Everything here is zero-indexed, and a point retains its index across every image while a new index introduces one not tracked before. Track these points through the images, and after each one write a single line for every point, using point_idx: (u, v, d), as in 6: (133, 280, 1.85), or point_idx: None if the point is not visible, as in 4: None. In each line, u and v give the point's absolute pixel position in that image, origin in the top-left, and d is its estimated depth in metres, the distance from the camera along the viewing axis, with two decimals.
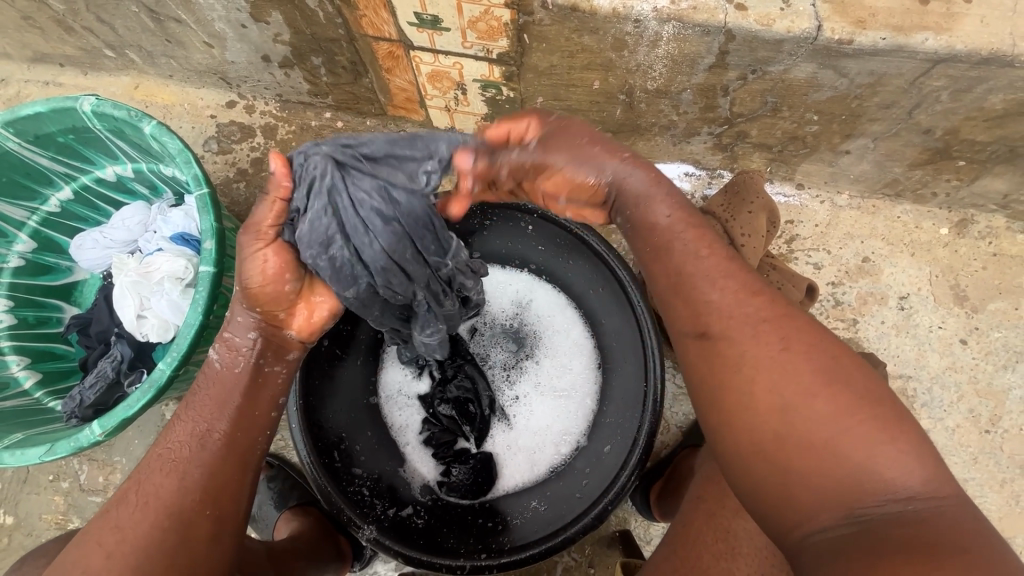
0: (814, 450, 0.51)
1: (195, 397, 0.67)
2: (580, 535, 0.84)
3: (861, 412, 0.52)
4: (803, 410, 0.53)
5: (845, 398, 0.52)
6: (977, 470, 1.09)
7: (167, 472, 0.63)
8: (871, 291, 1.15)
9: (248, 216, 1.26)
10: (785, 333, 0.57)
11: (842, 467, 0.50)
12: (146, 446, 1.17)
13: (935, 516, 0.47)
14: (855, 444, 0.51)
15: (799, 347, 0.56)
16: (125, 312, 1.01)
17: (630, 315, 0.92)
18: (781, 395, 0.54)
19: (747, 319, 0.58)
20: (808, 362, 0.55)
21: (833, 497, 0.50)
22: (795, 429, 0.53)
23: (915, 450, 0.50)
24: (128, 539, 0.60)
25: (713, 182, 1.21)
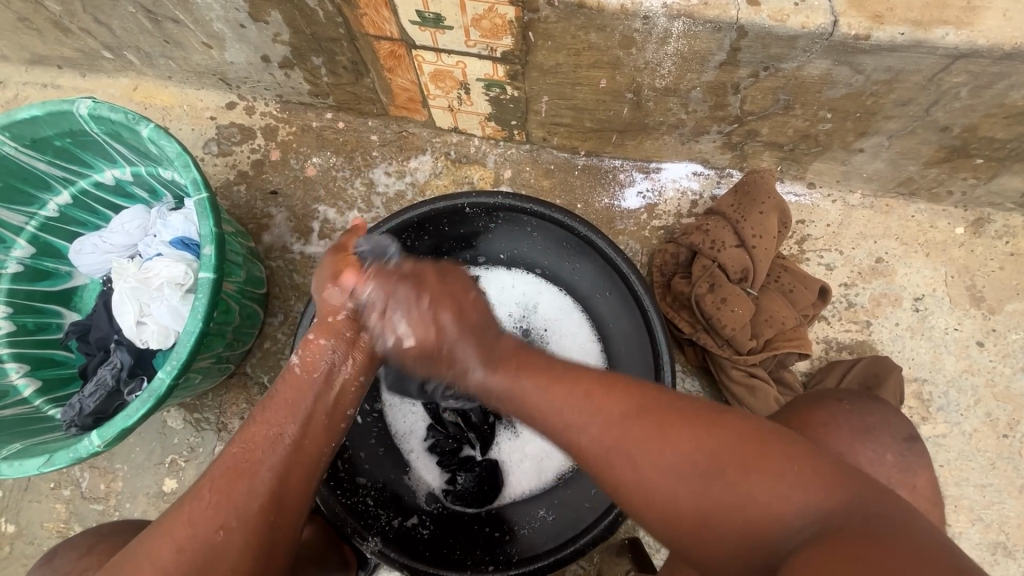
0: (709, 524, 0.51)
1: (279, 402, 0.67)
2: (590, 547, 0.82)
3: (717, 474, 0.51)
4: (676, 495, 0.53)
5: (697, 466, 0.52)
6: (994, 475, 1.06)
7: (242, 474, 0.61)
8: (884, 293, 1.12)
9: (249, 219, 1.24)
10: (624, 444, 0.56)
11: (741, 523, 0.50)
12: (147, 453, 1.16)
13: (840, 531, 0.45)
14: (732, 501, 0.50)
15: (639, 449, 0.55)
16: (125, 319, 1.00)
17: (639, 321, 0.90)
18: (657, 496, 0.54)
19: (597, 450, 0.57)
20: (660, 456, 0.54)
21: (751, 555, 0.49)
22: (683, 515, 0.52)
23: (782, 473, 0.49)
24: (196, 535, 0.58)
25: (722, 181, 1.18)
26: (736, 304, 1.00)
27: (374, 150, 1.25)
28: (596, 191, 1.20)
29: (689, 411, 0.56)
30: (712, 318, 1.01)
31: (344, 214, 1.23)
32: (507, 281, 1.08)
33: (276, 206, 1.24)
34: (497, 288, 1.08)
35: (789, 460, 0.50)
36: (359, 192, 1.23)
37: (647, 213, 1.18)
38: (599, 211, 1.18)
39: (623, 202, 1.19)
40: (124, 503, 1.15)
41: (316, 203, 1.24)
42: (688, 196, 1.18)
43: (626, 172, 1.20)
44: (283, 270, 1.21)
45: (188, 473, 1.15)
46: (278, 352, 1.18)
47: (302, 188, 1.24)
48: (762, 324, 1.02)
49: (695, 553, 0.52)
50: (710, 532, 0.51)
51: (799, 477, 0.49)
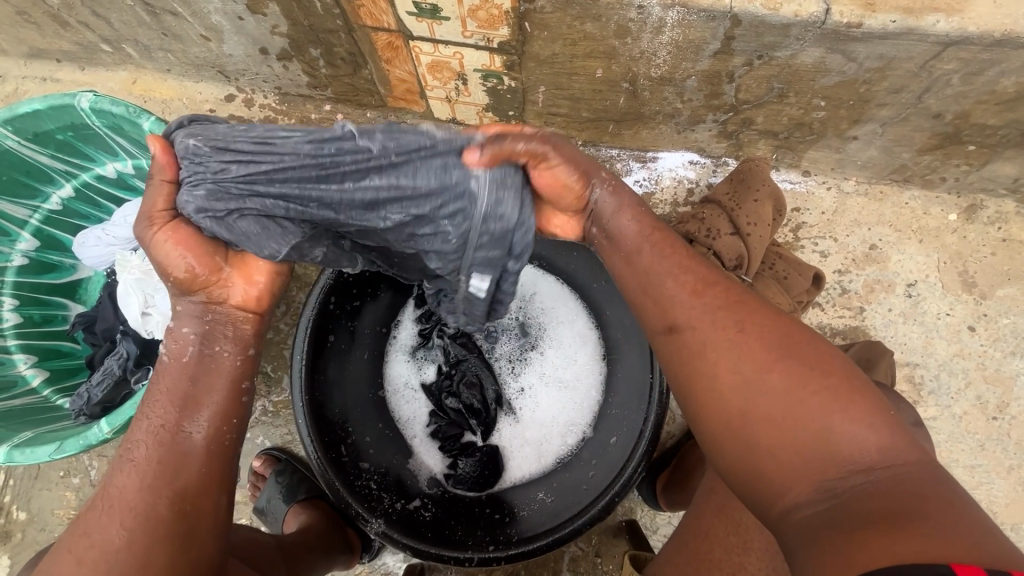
0: (779, 423, 0.53)
1: (154, 395, 0.64)
2: (586, 527, 0.84)
3: (815, 385, 0.53)
4: (764, 384, 0.55)
5: (798, 372, 0.54)
6: (983, 456, 1.08)
7: (127, 473, 0.60)
8: (878, 279, 1.14)
9: None
10: (738, 316, 0.59)
11: (816, 438, 0.51)
12: None
13: (906, 484, 0.48)
14: (817, 414, 0.52)
15: (752, 327, 0.58)
16: (130, 310, 1.01)
17: None
18: (744, 378, 0.56)
19: (708, 310, 0.61)
20: (766, 342, 0.57)
21: (805, 471, 0.51)
22: (759, 404, 0.54)
23: (873, 415, 0.51)
24: (98, 541, 0.58)
25: (718, 170, 1.19)
26: None
27: None
28: None
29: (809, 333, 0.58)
30: None
31: None
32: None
33: None
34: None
35: (884, 406, 0.53)
36: None
37: (644, 202, 1.19)
38: None
39: None
40: None
41: None
42: (684, 184, 1.20)
43: (622, 161, 1.21)
44: None
45: None
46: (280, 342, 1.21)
47: None
48: None
49: (747, 439, 0.55)
50: (783, 431, 0.53)
51: (888, 425, 0.51)
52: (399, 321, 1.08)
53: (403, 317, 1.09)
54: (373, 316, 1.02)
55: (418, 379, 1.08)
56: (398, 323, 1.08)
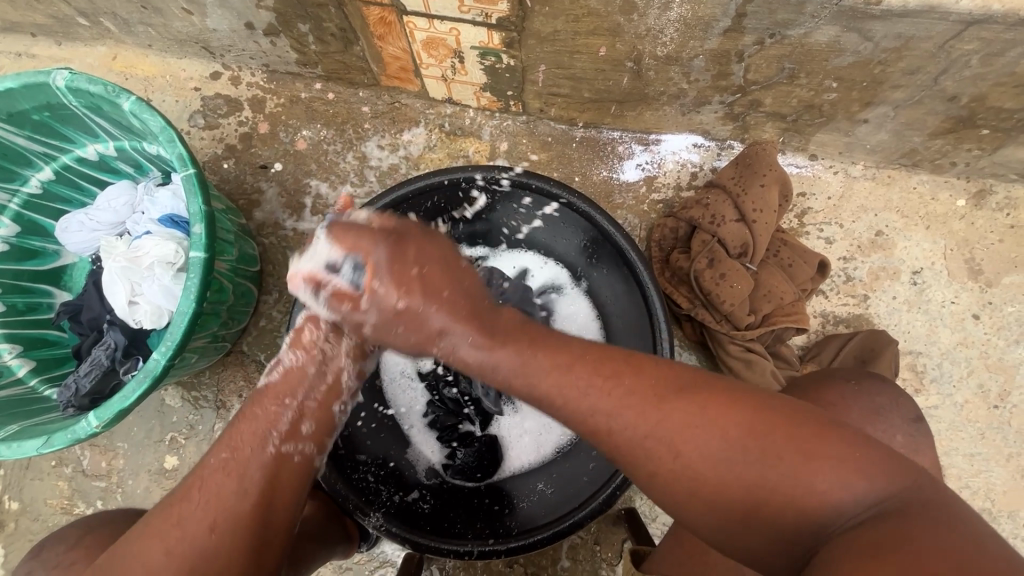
0: (754, 510, 0.50)
1: (272, 394, 0.65)
2: (587, 521, 0.82)
3: (769, 472, 0.50)
4: (723, 489, 0.51)
5: (747, 465, 0.50)
6: (983, 445, 1.08)
7: (228, 474, 0.60)
8: (883, 266, 1.12)
9: (239, 194, 1.21)
10: (669, 436, 0.53)
11: (791, 516, 0.49)
12: (147, 431, 1.17)
13: (890, 517, 0.45)
14: (784, 496, 0.49)
15: (686, 442, 0.52)
16: (117, 299, 0.98)
17: (635, 294, 0.91)
18: (702, 490, 0.52)
19: (644, 437, 0.54)
20: (708, 450, 0.52)
21: (799, 544, 0.49)
22: (729, 504, 0.51)
23: (837, 468, 0.48)
24: (185, 544, 0.58)
25: (723, 153, 1.16)
26: (735, 279, 0.97)
27: (366, 122, 1.21)
28: (594, 163, 1.17)
29: (736, 399, 0.53)
30: (711, 293, 0.98)
31: (336, 188, 1.21)
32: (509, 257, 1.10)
33: (267, 180, 1.22)
34: (496, 259, 1.10)
35: (844, 447, 0.50)
36: (351, 165, 1.21)
37: (646, 186, 1.16)
38: (597, 184, 1.17)
39: (622, 174, 1.17)
40: (126, 480, 1.16)
41: (307, 177, 1.21)
42: (688, 168, 1.16)
43: (625, 144, 1.17)
44: (276, 247, 1.20)
45: (189, 451, 1.16)
46: (274, 330, 1.19)
47: (293, 162, 1.22)
48: (760, 299, 0.99)
49: (735, 537, 0.52)
50: (760, 521, 0.50)
51: (855, 467, 0.48)
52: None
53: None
54: None
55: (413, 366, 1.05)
56: None
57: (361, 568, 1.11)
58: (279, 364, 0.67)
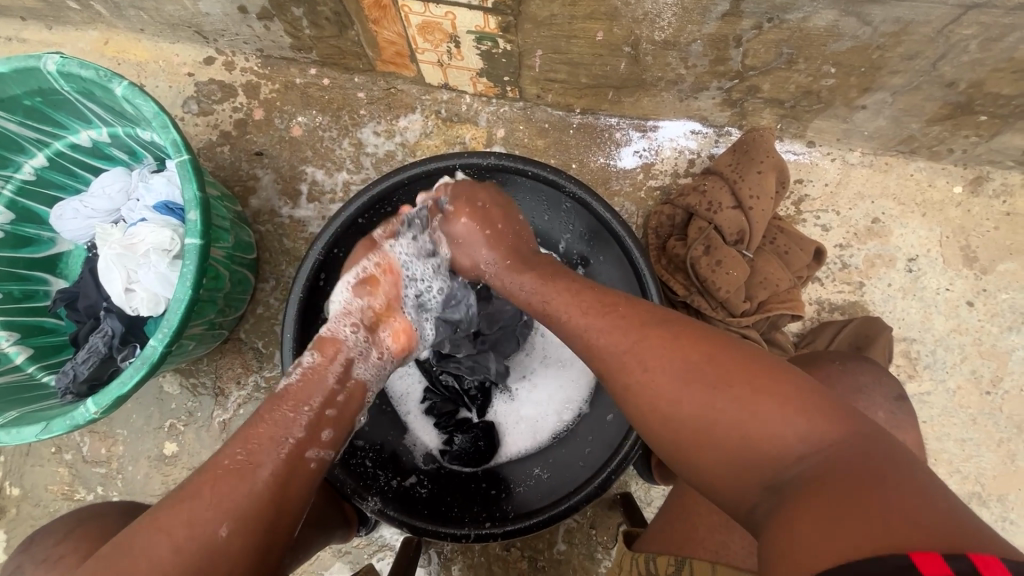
0: (705, 434, 0.54)
1: (287, 398, 0.68)
2: (582, 504, 0.83)
3: (724, 397, 0.53)
4: (681, 408, 0.55)
5: (704, 388, 0.55)
6: (974, 430, 1.09)
7: (243, 474, 0.61)
8: (879, 254, 1.13)
9: (235, 181, 1.21)
10: (641, 353, 0.59)
11: (739, 441, 0.52)
12: (146, 418, 1.17)
13: (831, 461, 0.47)
14: (733, 420, 0.52)
15: (653, 361, 0.58)
16: (113, 286, 0.98)
17: (631, 280, 0.92)
18: (663, 408, 0.57)
19: (619, 353, 0.61)
20: (670, 369, 0.57)
21: (747, 472, 0.52)
22: (686, 425, 0.55)
23: (787, 407, 0.51)
24: (195, 542, 0.57)
25: (721, 140, 1.15)
26: (730, 266, 0.97)
27: (361, 109, 1.21)
28: (591, 149, 1.17)
29: (708, 338, 0.58)
30: (707, 280, 0.98)
31: (332, 175, 1.21)
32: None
33: (262, 167, 1.21)
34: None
35: (800, 394, 0.52)
36: (347, 152, 1.20)
37: (644, 173, 1.16)
38: (594, 170, 1.16)
39: (619, 161, 1.16)
40: (126, 466, 1.17)
41: (303, 164, 1.21)
42: (685, 155, 1.16)
43: (622, 131, 1.17)
44: (272, 235, 1.20)
45: (188, 437, 1.17)
46: (271, 317, 1.19)
47: (288, 149, 1.21)
48: (756, 287, 0.99)
49: (689, 460, 0.55)
50: (710, 444, 0.54)
51: (805, 409, 0.51)
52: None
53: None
54: None
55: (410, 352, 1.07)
56: None
57: (360, 552, 1.13)
58: (299, 366, 0.71)
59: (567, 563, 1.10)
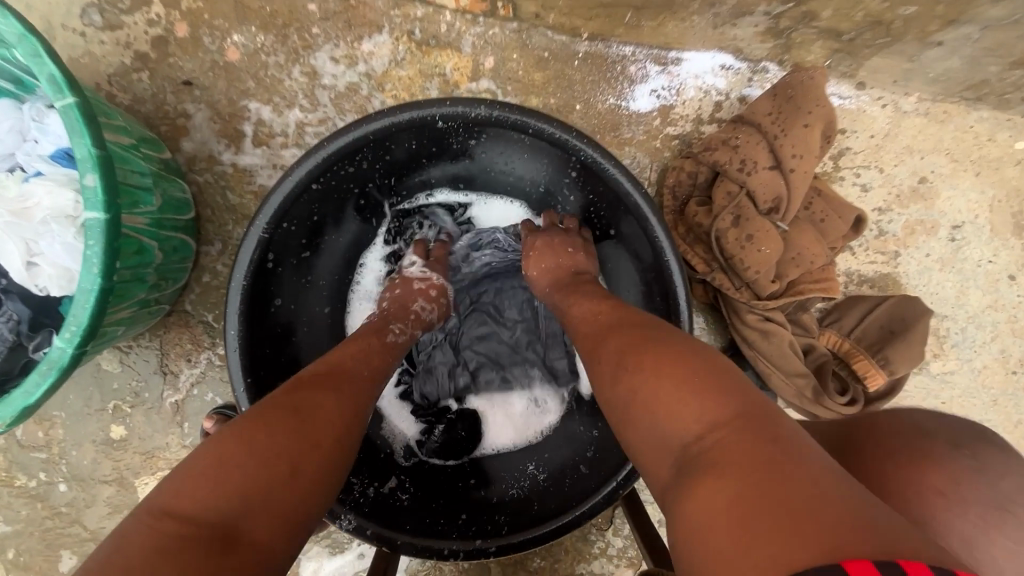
0: (633, 407, 0.55)
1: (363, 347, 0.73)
2: (589, 519, 0.73)
3: (651, 375, 0.55)
4: (619, 386, 0.58)
5: (637, 364, 0.57)
6: (994, 411, 1.02)
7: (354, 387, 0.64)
8: (921, 219, 0.99)
9: (159, 118, 0.98)
10: (603, 336, 0.64)
11: (657, 416, 0.53)
12: (85, 400, 1.03)
13: (729, 441, 0.46)
14: (655, 396, 0.54)
15: (613, 343, 0.62)
16: (8, 260, 0.79)
17: (653, 260, 0.76)
18: (606, 382, 0.60)
19: (595, 330, 0.66)
20: (617, 348, 0.61)
21: (664, 449, 0.52)
22: (623, 397, 0.57)
23: (706, 392, 0.51)
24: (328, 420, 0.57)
25: (755, 78, 0.96)
26: (764, 242, 0.82)
27: (314, 26, 0.96)
28: (600, 86, 0.96)
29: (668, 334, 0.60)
30: (734, 257, 0.83)
31: (282, 113, 0.99)
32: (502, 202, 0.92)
33: (193, 100, 0.98)
34: (482, 207, 0.93)
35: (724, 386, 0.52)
36: (299, 83, 0.97)
37: (661, 118, 0.97)
38: (602, 114, 0.97)
39: (632, 102, 0.97)
40: (70, 450, 1.04)
41: (244, 97, 0.98)
42: (711, 96, 0.96)
43: (638, 63, 0.96)
44: (213, 186, 0.99)
45: (137, 420, 1.04)
46: (222, 286, 1.02)
47: (224, 78, 0.97)
48: (788, 264, 0.85)
49: (623, 430, 0.57)
50: (637, 417, 0.55)
51: (723, 396, 0.50)
52: (364, 262, 0.91)
53: (367, 257, 0.91)
54: (329, 265, 0.85)
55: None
56: (363, 267, 0.91)
57: (340, 535, 1.06)
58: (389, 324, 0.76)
59: (558, 544, 1.05)
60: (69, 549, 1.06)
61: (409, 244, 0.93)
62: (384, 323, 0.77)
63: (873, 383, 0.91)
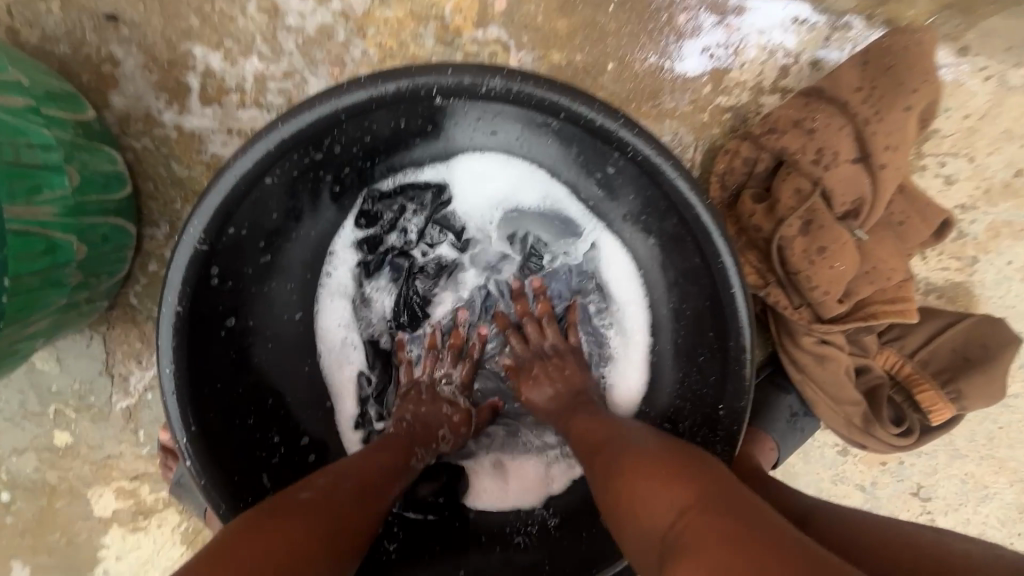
0: (626, 497, 0.50)
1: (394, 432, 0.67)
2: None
3: (648, 467, 0.50)
4: (609, 476, 0.53)
5: (633, 457, 0.52)
6: None
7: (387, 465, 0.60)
8: (1010, 220, 0.83)
9: (78, 64, 0.77)
10: (601, 425, 0.60)
11: (652, 505, 0.47)
12: (21, 402, 0.89)
13: (728, 524, 0.41)
14: (651, 483, 0.48)
15: (608, 433, 0.58)
16: None
17: (705, 285, 0.59)
18: (597, 472, 0.55)
19: (591, 417, 0.62)
20: (615, 438, 0.57)
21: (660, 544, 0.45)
22: (614, 487, 0.52)
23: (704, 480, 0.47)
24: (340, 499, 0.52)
25: (834, 37, 0.76)
26: (837, 258, 0.67)
27: None
28: (639, 41, 0.76)
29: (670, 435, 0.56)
30: (799, 274, 0.68)
31: (236, 62, 0.78)
32: (500, 170, 0.70)
33: (120, 41, 0.76)
34: (477, 177, 0.71)
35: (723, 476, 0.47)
36: (256, 23, 0.76)
37: (712, 85, 0.77)
38: (639, 77, 0.77)
39: (678, 63, 0.77)
40: (9, 457, 0.91)
41: (186, 39, 0.77)
42: (777, 59, 0.77)
43: (689, 12, 0.75)
44: (153, 155, 0.80)
45: (83, 426, 0.90)
46: None
47: (159, 12, 0.76)
48: (861, 281, 0.71)
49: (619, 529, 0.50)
50: (629, 509, 0.49)
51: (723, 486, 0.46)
52: (331, 254, 0.71)
53: (336, 246, 0.71)
54: (295, 267, 0.68)
55: (361, 335, 0.73)
56: (331, 261, 0.71)
57: None
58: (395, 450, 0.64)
59: None
60: (19, 560, 0.95)
61: (387, 231, 0.73)
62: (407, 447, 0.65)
63: (936, 416, 0.79)
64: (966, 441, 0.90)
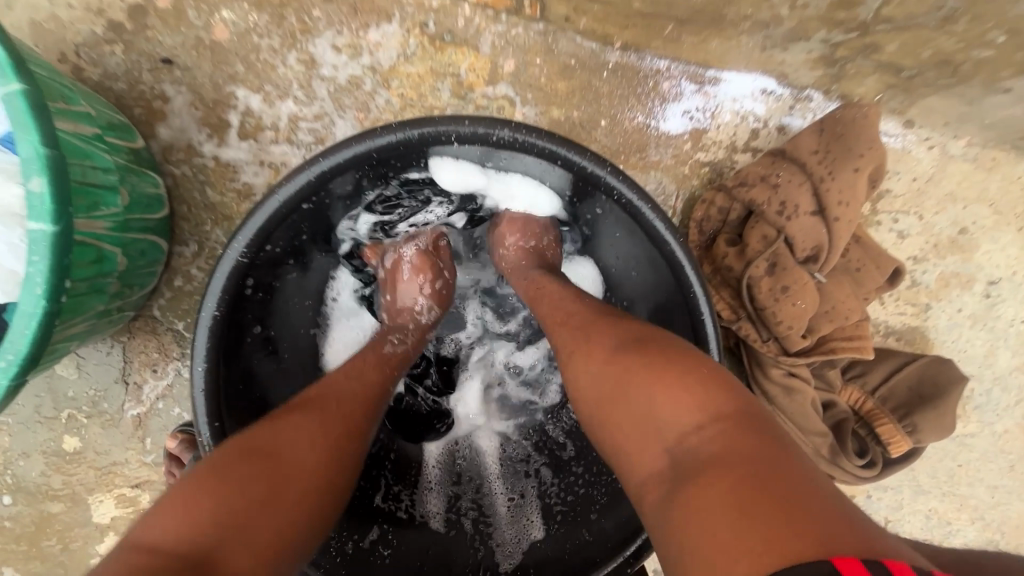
0: (608, 414, 0.54)
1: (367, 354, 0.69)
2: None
3: (627, 389, 0.53)
4: (590, 396, 0.57)
5: (614, 374, 0.55)
6: (1010, 478, 0.97)
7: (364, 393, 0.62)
8: (957, 272, 0.92)
9: (132, 98, 0.86)
10: (577, 335, 0.63)
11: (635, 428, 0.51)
12: (34, 406, 0.93)
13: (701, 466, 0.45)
14: (633, 409, 0.52)
15: (586, 343, 0.60)
16: None
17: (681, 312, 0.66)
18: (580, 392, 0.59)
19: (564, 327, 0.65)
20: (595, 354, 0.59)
21: (644, 465, 0.50)
22: (595, 402, 0.56)
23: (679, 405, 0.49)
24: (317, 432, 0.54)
25: (797, 107, 0.88)
26: (799, 296, 0.76)
27: (315, 9, 0.85)
28: (629, 102, 0.87)
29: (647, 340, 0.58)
30: (767, 309, 0.77)
31: (273, 104, 0.88)
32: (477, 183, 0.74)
33: (172, 81, 0.87)
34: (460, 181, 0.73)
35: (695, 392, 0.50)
36: (295, 71, 0.87)
37: (692, 142, 0.88)
38: (628, 132, 0.88)
39: (662, 122, 0.88)
40: (16, 460, 0.94)
41: (231, 83, 0.87)
42: (748, 123, 0.88)
43: (672, 80, 0.87)
44: (191, 181, 0.88)
45: (93, 431, 0.94)
46: (194, 291, 0.92)
47: (209, 58, 0.86)
48: (822, 319, 0.79)
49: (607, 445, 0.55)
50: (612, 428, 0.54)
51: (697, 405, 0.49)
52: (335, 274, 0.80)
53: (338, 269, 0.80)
54: (309, 285, 0.75)
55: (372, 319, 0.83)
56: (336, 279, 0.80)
57: None
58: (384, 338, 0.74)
59: None
60: (11, 567, 0.97)
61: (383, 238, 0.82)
62: (381, 337, 0.75)
63: (895, 448, 0.85)
64: (928, 477, 0.96)
